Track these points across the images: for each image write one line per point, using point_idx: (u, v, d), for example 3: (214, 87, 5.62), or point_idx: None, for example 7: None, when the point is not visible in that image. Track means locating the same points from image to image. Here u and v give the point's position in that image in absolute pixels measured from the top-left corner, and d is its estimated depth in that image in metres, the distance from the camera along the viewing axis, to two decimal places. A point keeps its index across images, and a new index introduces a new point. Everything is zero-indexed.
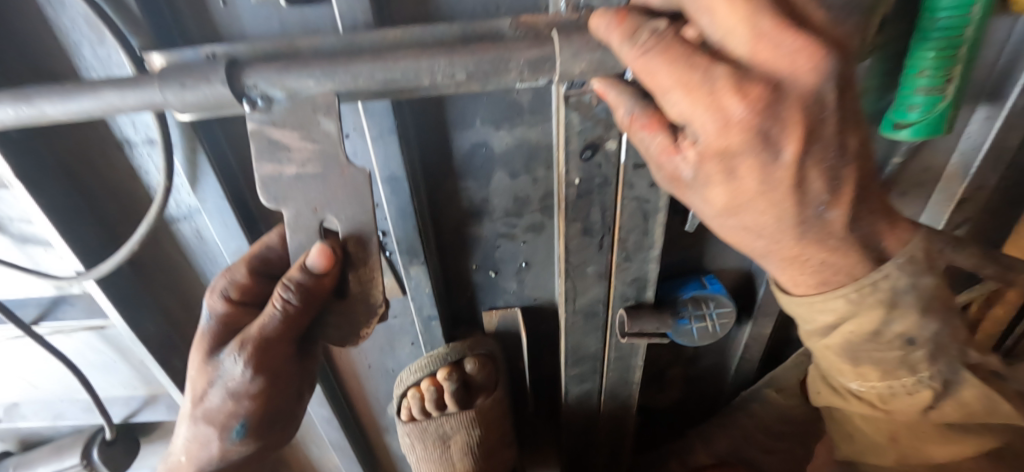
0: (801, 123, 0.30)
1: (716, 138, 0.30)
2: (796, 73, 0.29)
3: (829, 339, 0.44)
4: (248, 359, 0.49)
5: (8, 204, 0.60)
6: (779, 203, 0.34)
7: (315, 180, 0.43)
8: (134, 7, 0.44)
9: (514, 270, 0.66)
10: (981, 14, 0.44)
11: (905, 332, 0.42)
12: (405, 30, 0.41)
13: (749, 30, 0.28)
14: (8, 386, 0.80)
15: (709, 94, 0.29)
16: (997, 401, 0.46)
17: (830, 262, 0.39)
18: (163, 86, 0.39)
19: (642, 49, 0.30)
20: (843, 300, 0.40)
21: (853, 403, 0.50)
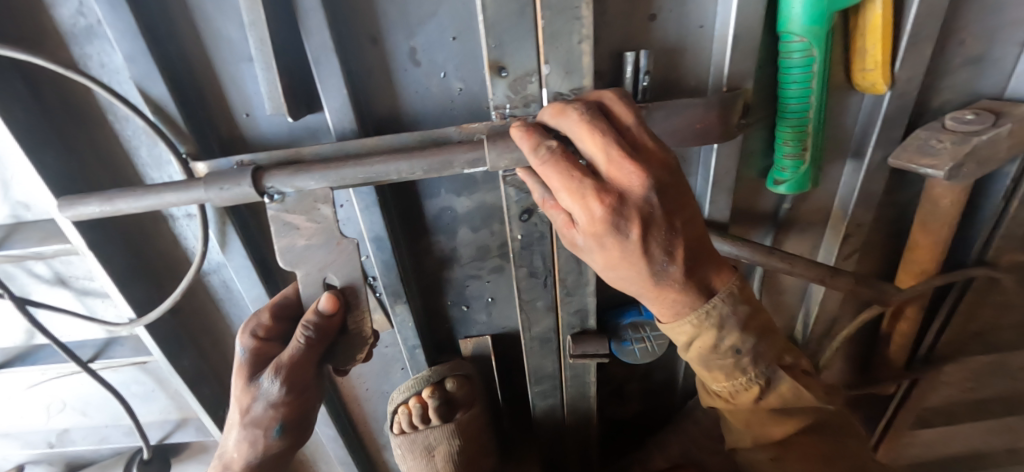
0: (643, 216, 0.45)
1: (589, 223, 0.45)
2: (633, 187, 0.44)
3: (689, 352, 0.57)
4: (282, 385, 0.56)
5: (75, 265, 0.75)
6: (639, 265, 0.48)
7: (319, 249, 0.58)
8: (183, 125, 0.61)
9: (483, 304, 0.80)
10: (819, 101, 0.59)
11: (734, 345, 0.55)
12: (380, 138, 0.57)
13: (604, 156, 0.45)
14: (62, 415, 0.94)
15: (581, 197, 0.44)
16: (804, 391, 0.58)
17: (680, 300, 0.52)
18: (206, 188, 0.55)
19: (541, 160, 0.45)
20: (689, 325, 0.54)
21: (716, 400, 0.62)
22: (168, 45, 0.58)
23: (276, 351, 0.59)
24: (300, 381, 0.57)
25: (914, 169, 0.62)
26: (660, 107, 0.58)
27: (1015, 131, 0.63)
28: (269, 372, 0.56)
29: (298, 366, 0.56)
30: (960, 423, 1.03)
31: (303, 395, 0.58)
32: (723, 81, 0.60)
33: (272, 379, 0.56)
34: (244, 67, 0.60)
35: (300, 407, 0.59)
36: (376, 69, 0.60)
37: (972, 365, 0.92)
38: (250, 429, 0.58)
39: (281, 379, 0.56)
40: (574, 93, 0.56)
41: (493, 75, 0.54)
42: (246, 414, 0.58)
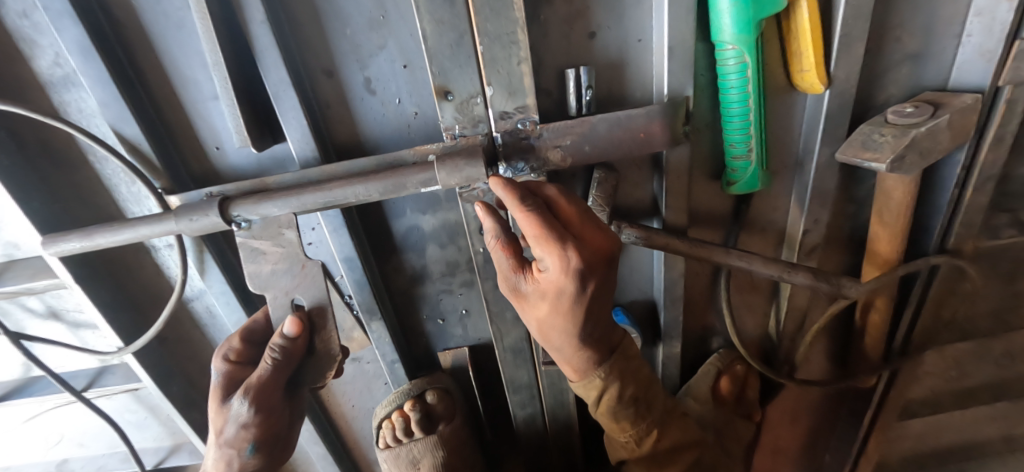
0: (600, 280, 0.55)
1: (557, 276, 0.53)
2: (600, 248, 0.55)
3: (598, 407, 0.67)
4: (251, 409, 0.58)
5: (65, 299, 0.79)
6: (576, 322, 0.57)
7: (286, 273, 0.61)
8: (156, 162, 0.65)
9: (457, 318, 0.82)
10: (757, 104, 0.60)
11: (633, 395, 0.68)
12: (338, 164, 0.61)
13: (580, 223, 0.55)
14: (61, 445, 0.97)
15: (559, 254, 0.52)
16: (689, 424, 0.76)
17: (592, 357, 0.63)
18: (177, 220, 0.58)
19: (532, 212, 0.52)
20: (600, 381, 0.64)
21: (621, 447, 0.74)
22: (139, 88, 0.62)
23: (248, 373, 0.62)
24: (268, 404, 0.59)
25: (858, 163, 0.63)
26: (602, 119, 0.60)
27: (953, 122, 0.63)
28: (237, 395, 0.58)
29: (265, 390, 0.59)
30: (949, 413, 1.03)
31: (272, 417, 0.60)
32: (664, 91, 0.62)
33: (240, 402, 0.58)
34: (210, 104, 0.64)
35: (271, 429, 0.61)
36: (334, 99, 0.63)
37: (950, 354, 0.93)
38: (225, 449, 0.60)
39: (250, 401, 0.58)
40: (519, 111, 0.59)
41: (440, 99, 0.58)
42: (220, 436, 0.60)
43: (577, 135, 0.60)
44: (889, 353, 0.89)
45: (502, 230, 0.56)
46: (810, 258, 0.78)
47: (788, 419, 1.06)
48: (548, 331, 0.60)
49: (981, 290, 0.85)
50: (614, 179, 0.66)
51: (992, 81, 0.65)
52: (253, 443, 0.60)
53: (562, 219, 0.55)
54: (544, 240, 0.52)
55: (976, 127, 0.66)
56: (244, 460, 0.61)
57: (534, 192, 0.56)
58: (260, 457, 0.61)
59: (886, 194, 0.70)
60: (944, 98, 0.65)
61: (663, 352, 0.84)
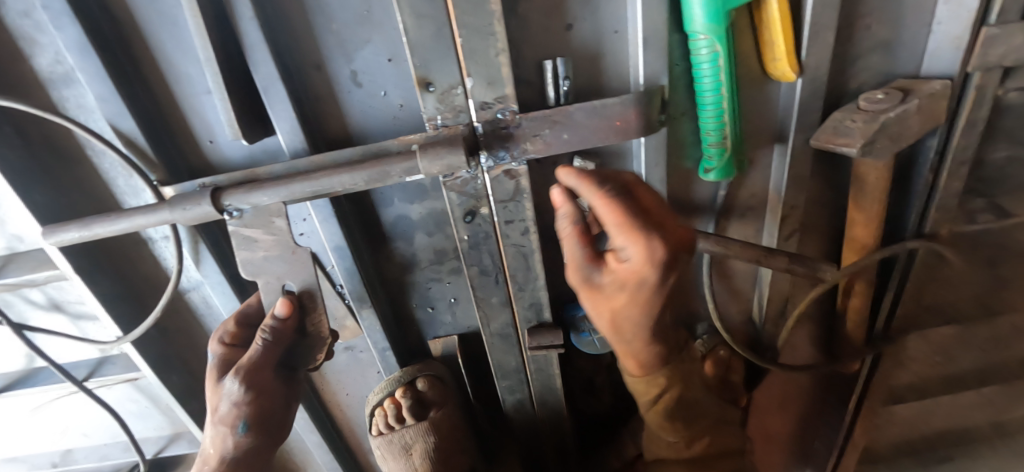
0: (679, 270, 0.54)
1: (639, 265, 0.52)
2: (681, 236, 0.53)
3: (654, 405, 0.74)
4: (243, 388, 0.60)
5: (67, 290, 0.82)
6: (651, 310, 0.59)
7: (277, 259, 0.63)
8: (151, 155, 0.67)
9: (447, 305, 0.85)
10: (730, 91, 0.62)
11: (687, 394, 0.76)
12: (326, 154, 0.63)
13: (659, 210, 0.53)
14: (64, 434, 1.00)
15: (643, 243, 0.50)
16: (728, 427, 0.83)
17: (657, 355, 0.69)
18: (172, 209, 0.61)
19: (612, 199, 0.51)
20: (663, 378, 0.72)
21: (663, 447, 0.80)
22: (135, 84, 0.65)
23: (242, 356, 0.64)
24: (259, 383, 0.61)
25: (831, 148, 0.64)
26: (579, 108, 0.62)
27: (922, 107, 0.65)
28: (230, 373, 0.60)
29: (256, 368, 0.61)
30: (936, 398, 1.05)
31: (264, 396, 0.62)
32: (640, 81, 0.64)
33: (232, 380, 0.60)
34: (203, 98, 0.67)
35: (264, 409, 0.63)
36: (323, 93, 0.66)
37: (934, 339, 0.95)
38: (219, 427, 0.62)
39: (242, 380, 0.60)
40: (498, 101, 0.61)
41: (422, 90, 0.60)
42: (215, 414, 0.63)
43: (555, 124, 0.62)
44: (869, 336, 0.91)
45: (577, 220, 0.57)
46: (789, 243, 0.80)
47: (776, 406, 1.07)
48: (618, 322, 0.61)
49: (962, 274, 0.86)
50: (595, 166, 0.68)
51: (962, 67, 0.66)
52: (245, 420, 0.61)
53: (641, 205, 0.54)
54: (628, 230, 0.51)
55: (947, 112, 0.67)
56: (238, 439, 0.62)
57: (609, 178, 0.54)
58: (253, 437, 0.63)
59: (860, 179, 0.71)
60: (914, 85, 0.67)
61: None
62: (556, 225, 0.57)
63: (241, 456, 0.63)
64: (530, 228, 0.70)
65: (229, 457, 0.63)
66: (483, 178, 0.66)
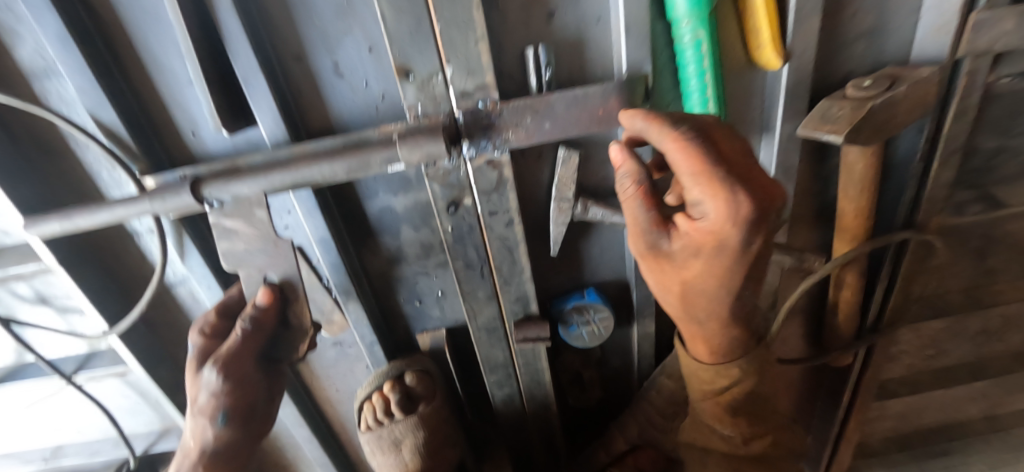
0: (766, 231, 0.52)
1: (719, 222, 0.50)
2: (773, 191, 0.50)
3: (718, 396, 0.67)
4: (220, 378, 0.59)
5: (55, 285, 0.82)
6: (727, 282, 0.57)
7: (259, 251, 0.63)
8: (134, 147, 0.67)
9: (434, 299, 0.84)
10: (714, 78, 0.61)
11: (757, 390, 0.68)
12: (306, 144, 0.63)
13: (745, 164, 0.51)
14: (56, 430, 1.00)
15: (726, 197, 0.48)
16: (782, 434, 0.74)
17: (733, 336, 0.64)
18: (152, 200, 0.60)
19: (686, 144, 0.50)
20: (738, 368, 0.65)
21: (715, 439, 0.73)
22: (116, 76, 0.64)
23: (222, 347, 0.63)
24: (239, 374, 0.60)
25: (818, 136, 0.64)
26: (560, 96, 0.61)
27: (910, 94, 0.64)
28: (209, 364, 0.59)
29: (236, 359, 0.59)
30: (930, 392, 1.03)
31: (244, 387, 0.61)
32: (623, 69, 0.63)
33: (210, 371, 0.59)
34: (186, 91, 0.66)
35: (245, 400, 0.62)
36: (304, 84, 0.65)
37: (925, 332, 0.94)
38: (197, 420, 0.61)
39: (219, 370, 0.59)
40: (479, 90, 0.60)
41: (401, 80, 0.59)
42: (194, 406, 0.61)
43: (537, 113, 0.61)
44: (861, 329, 0.90)
45: (648, 176, 0.56)
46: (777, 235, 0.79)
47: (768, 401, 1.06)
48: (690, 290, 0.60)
49: (954, 266, 0.85)
50: (578, 156, 0.67)
51: (950, 54, 0.65)
52: (224, 412, 0.60)
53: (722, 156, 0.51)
54: (710, 185, 0.49)
55: (935, 100, 0.66)
56: (217, 431, 0.61)
57: (688, 122, 0.53)
58: (233, 428, 0.62)
59: (849, 168, 0.71)
60: (902, 72, 0.66)
61: (637, 331, 0.85)
62: (618, 181, 0.57)
63: (220, 447, 0.62)
64: (514, 219, 0.69)
65: (209, 450, 0.62)
66: (466, 168, 0.65)
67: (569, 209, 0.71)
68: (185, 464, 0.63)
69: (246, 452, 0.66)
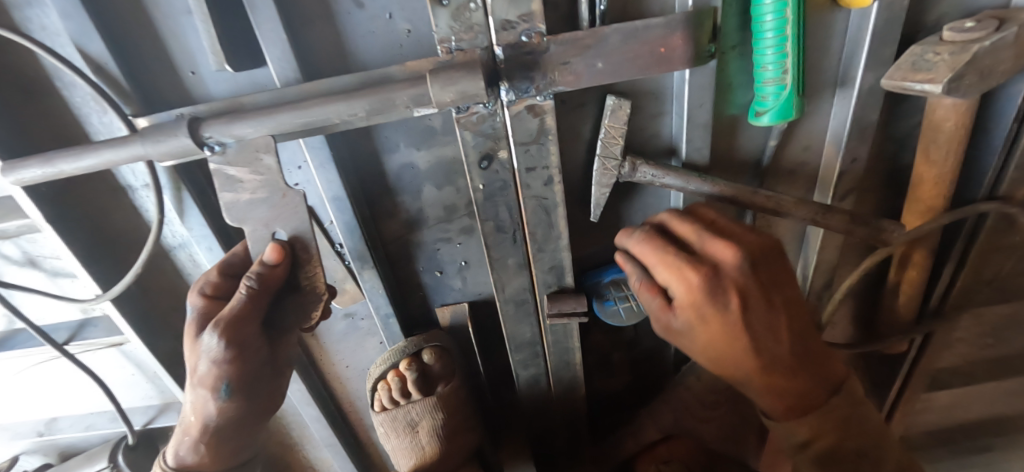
0: (742, 294, 0.53)
1: (685, 294, 0.55)
2: (725, 256, 0.54)
3: (801, 459, 0.57)
4: (221, 343, 0.51)
5: (41, 244, 0.75)
6: (743, 346, 0.54)
7: (263, 204, 0.55)
8: (126, 85, 0.59)
9: (456, 269, 0.76)
10: (795, 12, 0.51)
11: (857, 447, 0.55)
12: (319, 82, 0.55)
13: (697, 238, 0.57)
14: (48, 401, 0.94)
15: (677, 271, 0.55)
16: None
17: (803, 393, 0.56)
18: (144, 142, 0.53)
19: (636, 238, 0.59)
20: (809, 419, 0.56)
21: None
22: (103, 1, 0.56)
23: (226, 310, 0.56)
24: (244, 339, 0.52)
25: (908, 85, 0.56)
26: (616, 29, 0.53)
27: (1021, 38, 0.55)
28: (209, 328, 0.51)
29: (240, 322, 0.52)
30: (983, 384, 0.96)
31: (249, 355, 0.54)
32: (688, 3, 0.55)
33: (211, 336, 0.51)
34: (182, 20, 0.58)
35: (251, 369, 0.54)
36: (318, 14, 0.57)
37: (989, 318, 0.86)
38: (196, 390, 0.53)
39: (221, 334, 0.51)
40: (523, 20, 0.52)
41: (433, 5, 0.51)
42: (194, 376, 0.54)
43: (588, 49, 0.53)
44: (921, 313, 0.83)
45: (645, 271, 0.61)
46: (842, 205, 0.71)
47: None
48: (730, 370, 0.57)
49: None
50: (629, 105, 0.58)
51: None
52: (228, 382, 0.53)
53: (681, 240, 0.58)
54: (669, 264, 0.55)
55: None
56: (221, 403, 0.54)
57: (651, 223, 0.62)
58: (239, 400, 0.55)
59: (934, 127, 0.62)
60: (1008, 14, 0.57)
61: None
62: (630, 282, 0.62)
63: (227, 420, 0.56)
64: (554, 177, 0.61)
65: (212, 424, 0.55)
66: (503, 114, 0.57)
67: (615, 171, 0.62)
68: (187, 441, 0.56)
69: (254, 426, 0.60)
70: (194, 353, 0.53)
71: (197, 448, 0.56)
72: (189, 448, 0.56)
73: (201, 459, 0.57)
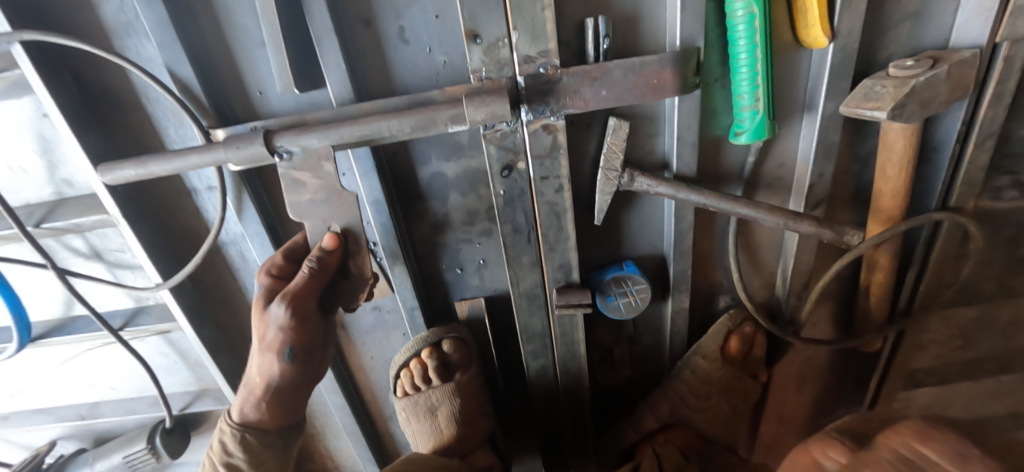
0: None
1: None
2: None
3: None
4: (287, 314, 0.61)
5: (110, 238, 0.85)
6: None
7: (322, 203, 0.66)
8: (205, 103, 0.71)
9: (475, 267, 0.86)
10: (764, 51, 0.63)
11: None
12: (372, 103, 0.66)
13: None
14: (93, 386, 1.02)
15: None
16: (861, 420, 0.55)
17: None
18: (226, 149, 0.63)
19: None
20: None
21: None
22: (193, 33, 0.68)
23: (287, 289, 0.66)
24: (304, 311, 0.63)
25: (861, 113, 0.67)
26: (618, 64, 0.64)
27: (952, 75, 0.67)
28: (276, 300, 0.61)
29: (302, 297, 0.62)
30: (957, 384, 1.04)
31: (307, 325, 0.64)
32: (676, 43, 0.66)
33: (278, 306, 0.61)
34: (256, 51, 0.70)
35: (308, 338, 0.65)
36: (370, 47, 0.69)
37: (953, 321, 0.96)
38: (265, 354, 0.63)
39: (287, 307, 0.61)
40: (542, 56, 0.63)
41: (469, 42, 0.63)
42: (262, 342, 0.64)
43: (594, 80, 0.64)
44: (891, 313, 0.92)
45: None
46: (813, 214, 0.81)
47: (795, 385, 1.04)
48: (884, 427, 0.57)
49: (986, 253, 0.87)
50: (628, 125, 0.69)
51: (990, 38, 0.68)
52: (290, 347, 0.63)
53: None
54: None
55: (975, 82, 0.69)
56: (282, 366, 0.64)
57: None
58: (296, 365, 0.65)
59: (888, 148, 0.73)
60: (943, 54, 0.68)
61: (672, 306, 0.87)
62: None
63: (285, 382, 0.66)
64: (564, 185, 0.72)
65: (274, 384, 0.65)
66: (522, 132, 0.68)
67: (615, 180, 0.73)
68: (252, 400, 0.68)
69: (305, 391, 0.70)
70: (262, 323, 0.63)
71: (260, 406, 0.68)
72: (253, 406, 0.68)
73: (262, 416, 0.69)
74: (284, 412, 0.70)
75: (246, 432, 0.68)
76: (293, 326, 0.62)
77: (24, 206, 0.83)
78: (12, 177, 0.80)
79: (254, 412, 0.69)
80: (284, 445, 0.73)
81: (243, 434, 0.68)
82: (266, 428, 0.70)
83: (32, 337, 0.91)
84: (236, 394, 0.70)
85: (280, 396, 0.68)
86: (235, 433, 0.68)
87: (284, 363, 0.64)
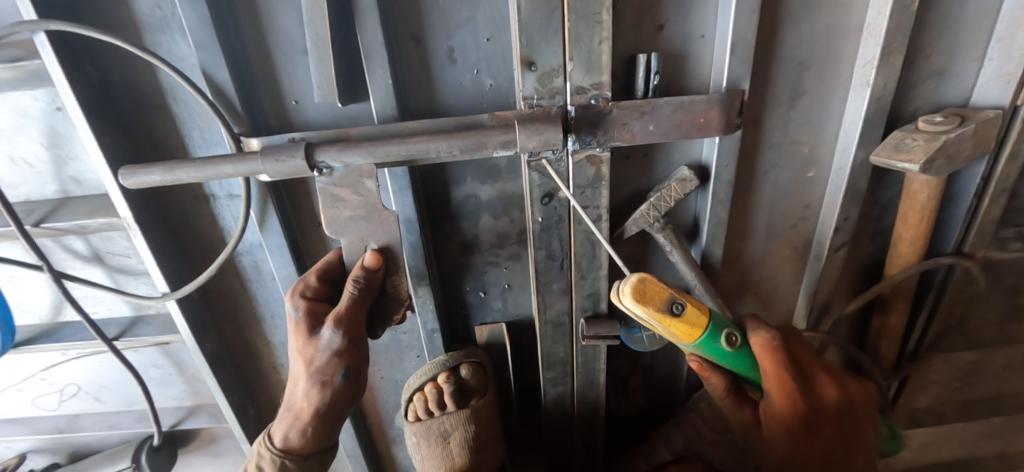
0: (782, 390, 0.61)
1: (785, 414, 0.61)
2: (784, 413, 0.62)
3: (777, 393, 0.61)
4: (339, 337, 0.63)
5: (115, 242, 0.80)
6: (784, 391, 0.61)
7: (363, 221, 0.64)
8: (239, 109, 0.67)
9: (499, 291, 0.84)
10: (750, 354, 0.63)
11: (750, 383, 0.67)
12: (418, 122, 0.65)
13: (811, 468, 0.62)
14: (75, 397, 0.96)
15: (782, 390, 0.61)
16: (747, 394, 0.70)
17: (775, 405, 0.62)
18: (263, 160, 0.59)
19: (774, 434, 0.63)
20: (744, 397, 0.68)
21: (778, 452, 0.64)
22: (232, 36, 0.65)
23: (326, 309, 0.66)
24: (354, 332, 0.64)
25: (893, 163, 0.68)
26: (668, 102, 0.64)
27: (978, 132, 0.69)
28: (328, 325, 0.62)
29: (350, 317, 0.63)
30: (950, 424, 1.09)
31: (357, 344, 0.66)
32: (722, 84, 0.67)
33: (330, 331, 0.63)
34: (298, 59, 0.67)
35: (357, 356, 0.67)
36: (416, 64, 0.67)
37: (954, 363, 1.01)
38: (318, 377, 0.65)
39: (339, 330, 0.62)
40: (594, 87, 0.63)
41: (524, 69, 0.62)
42: (311, 366, 0.65)
43: (644, 114, 0.65)
44: (900, 357, 0.97)
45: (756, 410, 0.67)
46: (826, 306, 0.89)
47: None
48: (797, 384, 0.61)
49: (987, 299, 0.93)
50: (696, 182, 0.72)
51: (1012, 100, 0.71)
52: (344, 368, 0.65)
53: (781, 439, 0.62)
54: (781, 381, 0.60)
55: (996, 140, 0.72)
56: (335, 387, 0.67)
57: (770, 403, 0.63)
58: (349, 384, 0.68)
59: (911, 197, 0.76)
60: (969, 112, 0.71)
61: None
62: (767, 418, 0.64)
63: (335, 401, 0.68)
64: (603, 215, 0.71)
65: (322, 407, 0.68)
66: (567, 161, 0.67)
67: (653, 218, 0.73)
68: (296, 426, 0.70)
69: (343, 414, 0.72)
70: (311, 345, 0.64)
71: (305, 431, 0.70)
72: (299, 431, 0.70)
73: (306, 441, 0.71)
74: (327, 432, 0.72)
75: (286, 459, 0.70)
76: (343, 347, 0.64)
77: (23, 203, 0.78)
78: (15, 170, 0.75)
79: (297, 438, 0.71)
80: (320, 469, 0.75)
81: (283, 461, 0.70)
82: (305, 454, 0.72)
83: (16, 343, 0.84)
84: (278, 413, 0.72)
85: (325, 415, 0.69)
86: (275, 459, 0.70)
87: (336, 381, 0.66)
